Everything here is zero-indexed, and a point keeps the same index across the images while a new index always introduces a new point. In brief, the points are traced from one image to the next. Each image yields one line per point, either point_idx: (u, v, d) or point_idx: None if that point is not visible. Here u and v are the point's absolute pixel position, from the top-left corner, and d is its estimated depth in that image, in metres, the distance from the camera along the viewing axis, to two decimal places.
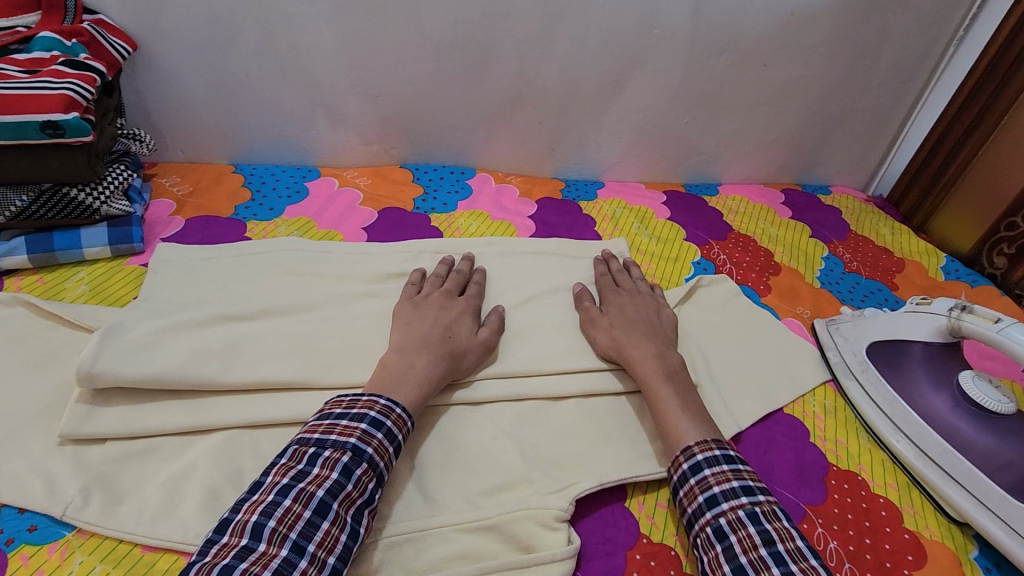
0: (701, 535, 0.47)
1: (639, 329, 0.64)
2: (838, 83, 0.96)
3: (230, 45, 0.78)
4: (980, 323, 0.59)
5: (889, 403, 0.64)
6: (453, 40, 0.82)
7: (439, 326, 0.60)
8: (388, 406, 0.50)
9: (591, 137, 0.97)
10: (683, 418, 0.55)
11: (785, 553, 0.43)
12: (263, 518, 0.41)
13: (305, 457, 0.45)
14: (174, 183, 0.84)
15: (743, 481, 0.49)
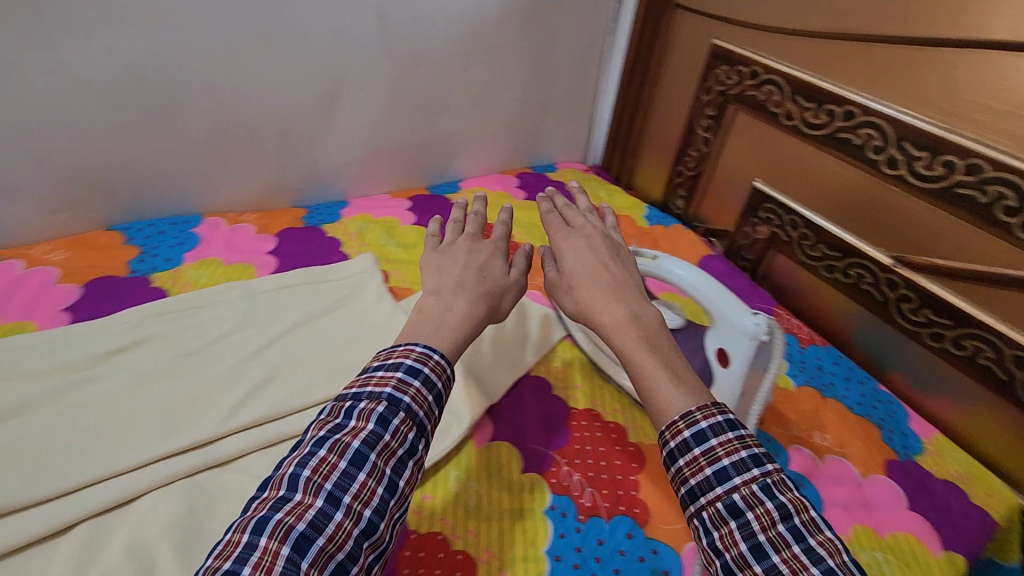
0: (708, 509, 0.45)
1: (610, 293, 0.60)
2: (532, 75, 1.09)
3: None
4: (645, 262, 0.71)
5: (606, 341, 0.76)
6: (126, 84, 0.76)
7: (473, 267, 0.63)
8: (425, 352, 0.51)
9: (321, 160, 0.97)
10: (671, 386, 0.51)
11: (803, 527, 0.42)
12: (299, 468, 0.43)
13: (343, 410, 0.47)
14: None
15: (751, 450, 0.46)
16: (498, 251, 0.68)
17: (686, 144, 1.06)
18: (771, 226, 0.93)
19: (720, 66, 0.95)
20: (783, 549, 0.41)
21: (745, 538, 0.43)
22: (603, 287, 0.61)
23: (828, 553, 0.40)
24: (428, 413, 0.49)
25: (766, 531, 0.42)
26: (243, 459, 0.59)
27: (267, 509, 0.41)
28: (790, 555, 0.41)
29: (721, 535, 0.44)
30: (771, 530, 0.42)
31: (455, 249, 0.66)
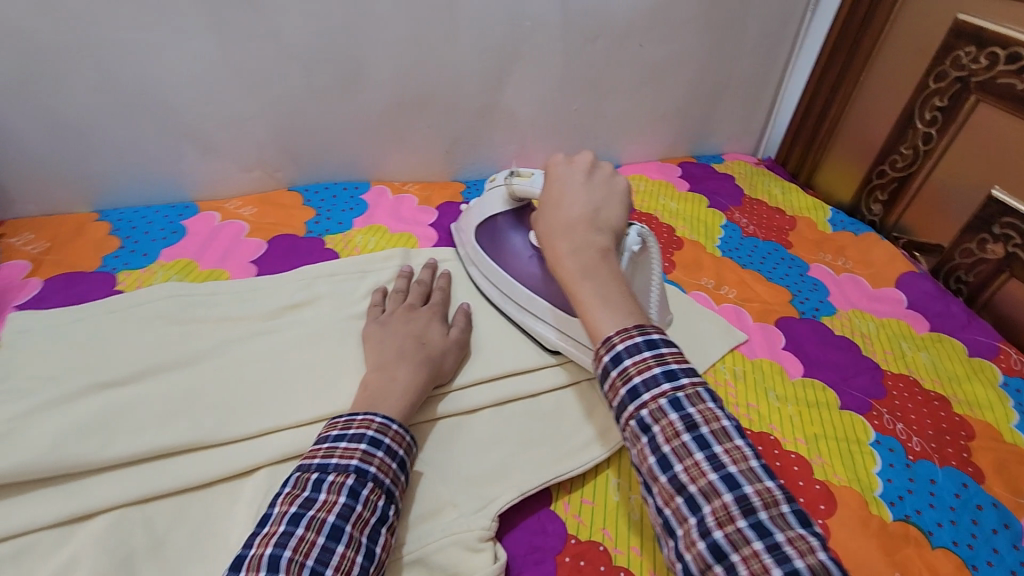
0: (626, 429, 0.43)
1: (572, 219, 0.55)
2: (713, 55, 0.98)
3: (65, 84, 0.69)
4: (522, 181, 0.67)
5: (492, 274, 0.71)
6: (318, 53, 0.77)
7: (415, 335, 0.61)
8: (385, 423, 0.50)
9: (484, 136, 0.94)
10: (600, 308, 0.48)
11: (709, 436, 0.40)
12: (278, 549, 0.40)
13: (310, 483, 0.45)
14: (26, 241, 0.74)
15: (667, 366, 0.43)
16: (437, 314, 0.66)
17: (897, 140, 0.93)
18: (1008, 245, 0.77)
19: (964, 46, 0.81)
20: (698, 477, 0.39)
21: (661, 466, 0.40)
22: (572, 215, 0.56)
23: (730, 460, 0.39)
24: (406, 453, 0.50)
25: (682, 462, 0.40)
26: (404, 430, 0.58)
27: None
28: (692, 470, 0.40)
29: (646, 471, 0.42)
30: (689, 462, 0.40)
31: (392, 319, 0.64)
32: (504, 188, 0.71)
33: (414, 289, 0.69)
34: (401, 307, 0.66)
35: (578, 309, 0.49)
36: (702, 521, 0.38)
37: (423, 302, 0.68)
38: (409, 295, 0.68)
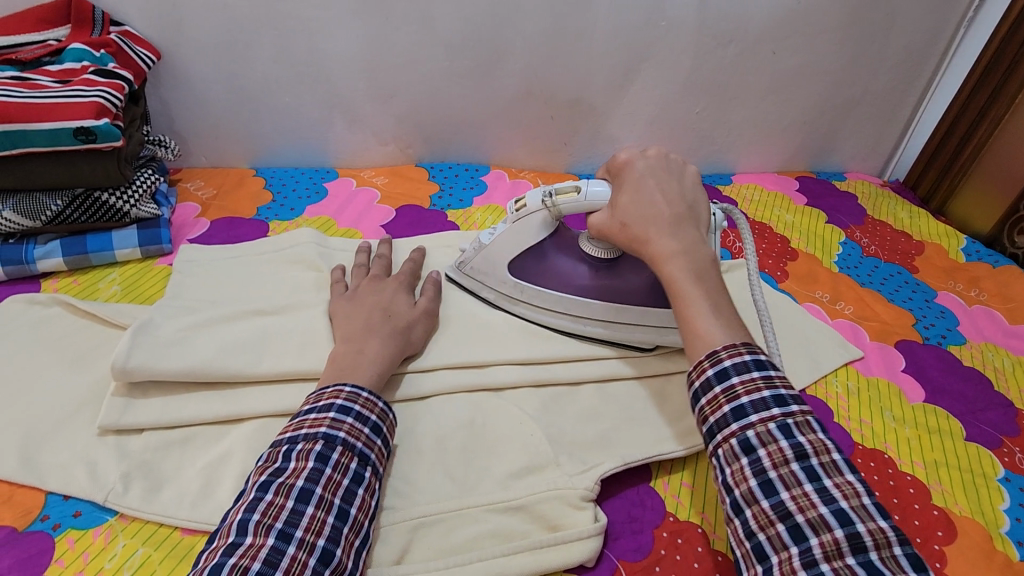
0: (723, 446, 0.40)
1: (665, 216, 0.53)
2: (849, 69, 0.95)
3: (248, 51, 0.79)
4: (569, 199, 0.60)
5: (559, 304, 0.65)
6: (464, 40, 0.82)
7: (381, 307, 0.60)
8: (355, 391, 0.49)
9: (603, 131, 0.96)
10: (711, 315, 0.46)
11: (819, 468, 0.37)
12: (248, 514, 0.41)
13: (279, 454, 0.45)
14: (198, 187, 0.85)
15: (776, 390, 0.41)
16: (404, 284, 0.64)
17: None
18: None
19: None
20: (807, 507, 0.36)
21: (763, 490, 0.38)
22: (668, 213, 0.53)
23: (842, 495, 0.36)
24: (380, 417, 0.49)
25: (790, 490, 0.37)
26: (514, 390, 0.61)
27: (218, 558, 0.38)
28: (800, 499, 0.37)
29: (740, 493, 0.39)
30: (797, 490, 0.37)
31: (359, 292, 0.62)
32: (545, 213, 0.63)
33: (377, 262, 0.68)
34: (366, 280, 0.64)
35: (684, 319, 0.47)
36: (806, 552, 0.35)
37: (387, 275, 0.67)
38: (372, 268, 0.67)
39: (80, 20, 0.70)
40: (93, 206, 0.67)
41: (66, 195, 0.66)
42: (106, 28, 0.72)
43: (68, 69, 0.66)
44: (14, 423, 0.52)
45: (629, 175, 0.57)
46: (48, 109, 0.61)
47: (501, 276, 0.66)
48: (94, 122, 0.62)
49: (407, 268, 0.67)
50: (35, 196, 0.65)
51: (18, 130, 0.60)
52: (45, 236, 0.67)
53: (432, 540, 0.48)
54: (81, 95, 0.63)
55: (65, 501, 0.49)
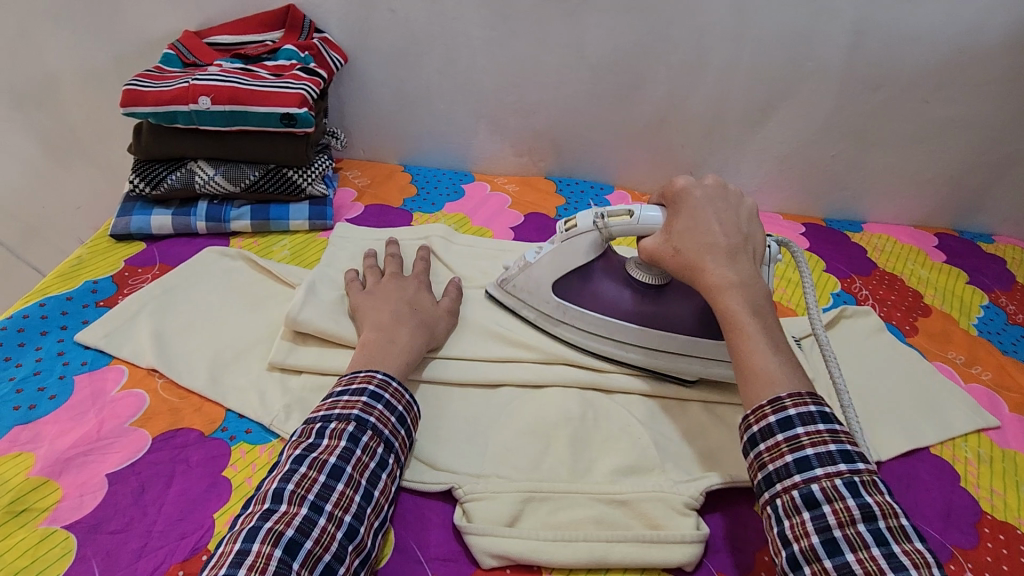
0: (782, 497, 0.43)
1: (730, 246, 0.54)
2: (1012, 126, 0.90)
3: (419, 62, 0.89)
4: (622, 222, 0.60)
5: (598, 323, 0.64)
6: (611, 65, 0.88)
7: (407, 302, 0.63)
8: (385, 379, 0.53)
9: (732, 165, 0.97)
10: (769, 353, 0.49)
11: (887, 532, 0.39)
12: (283, 484, 0.44)
13: (314, 432, 0.49)
14: (356, 175, 0.96)
15: (842, 447, 0.43)
16: (426, 283, 0.68)
17: None
18: None
19: None
20: (874, 571, 0.38)
21: (827, 549, 0.40)
22: (726, 243, 0.54)
23: (912, 564, 0.38)
24: (405, 408, 0.53)
25: (856, 552, 0.39)
26: (625, 396, 0.64)
27: (256, 521, 0.42)
28: (867, 563, 0.39)
29: (799, 549, 0.41)
30: (863, 554, 0.39)
31: (381, 288, 0.65)
32: (597, 234, 0.62)
33: (389, 263, 0.70)
34: (385, 278, 0.67)
35: (740, 354, 0.50)
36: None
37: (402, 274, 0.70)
38: (387, 267, 0.69)
39: (292, 26, 0.84)
40: (280, 179, 0.79)
41: (261, 168, 0.78)
42: (310, 33, 0.85)
43: (281, 66, 0.80)
44: (206, 349, 0.63)
45: (690, 204, 0.56)
46: (264, 96, 0.72)
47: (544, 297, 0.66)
48: (297, 110, 0.73)
49: (422, 266, 0.71)
50: (239, 166, 0.77)
51: (240, 111, 0.72)
52: (237, 201, 0.79)
53: (539, 515, 0.52)
54: (289, 87, 0.74)
55: (239, 419, 0.57)
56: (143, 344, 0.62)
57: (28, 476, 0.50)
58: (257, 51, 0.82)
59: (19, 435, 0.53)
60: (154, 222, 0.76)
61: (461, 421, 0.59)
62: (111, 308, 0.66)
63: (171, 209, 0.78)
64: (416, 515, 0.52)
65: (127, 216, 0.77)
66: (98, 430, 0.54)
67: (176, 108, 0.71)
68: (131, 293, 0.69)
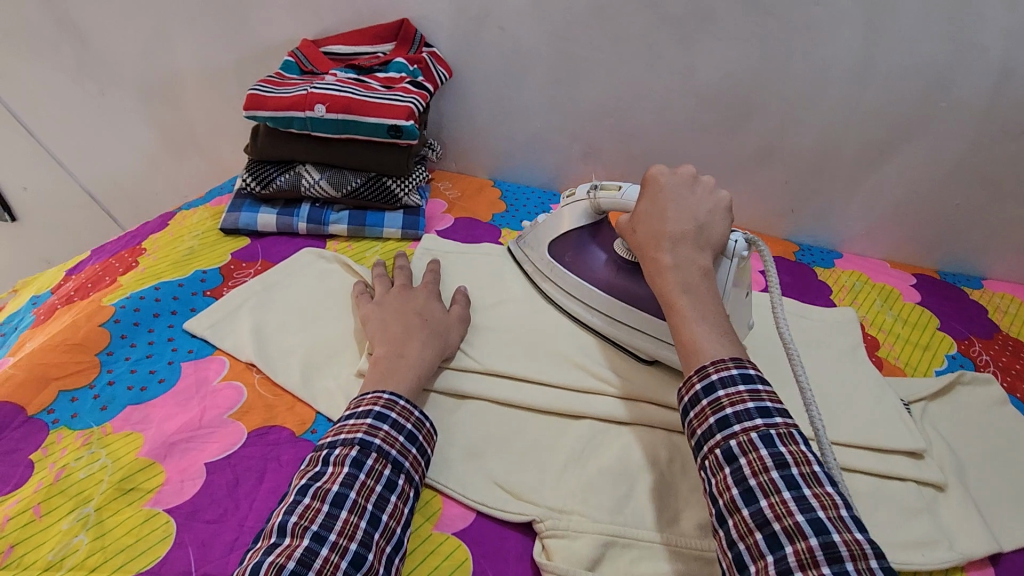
0: (710, 457, 0.44)
1: (675, 231, 0.56)
2: None
3: (521, 80, 0.90)
4: (609, 195, 0.67)
5: (573, 286, 0.71)
6: (719, 95, 0.85)
7: (420, 313, 0.64)
8: (391, 398, 0.52)
9: (838, 205, 0.92)
10: (698, 321, 0.51)
11: (799, 478, 0.40)
12: (286, 515, 0.43)
13: (319, 459, 0.48)
14: (447, 187, 0.97)
15: (738, 410, 0.44)
16: (433, 292, 0.68)
17: None
18: None
19: None
20: (783, 516, 0.39)
21: (743, 499, 0.41)
22: (673, 229, 0.57)
23: (819, 506, 0.38)
24: (416, 426, 0.52)
25: (768, 498, 0.40)
26: None
27: (259, 556, 0.41)
28: (777, 508, 0.39)
29: (724, 502, 0.42)
30: (775, 500, 0.39)
31: (390, 298, 0.66)
32: (587, 203, 0.71)
33: (399, 273, 0.71)
34: (393, 290, 0.67)
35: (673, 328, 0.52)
36: (780, 560, 0.37)
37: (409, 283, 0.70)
38: (398, 278, 0.70)
39: (404, 39, 0.86)
40: (380, 188, 0.81)
41: (363, 176, 0.80)
42: (420, 47, 0.87)
43: (391, 78, 0.82)
44: (300, 349, 0.64)
45: (652, 191, 0.60)
46: (375, 108, 0.74)
47: (541, 253, 0.75)
48: (405, 123, 0.75)
49: (431, 277, 0.71)
50: (343, 173, 0.80)
51: (352, 120, 0.74)
52: (337, 205, 0.82)
53: (621, 564, 0.50)
54: (399, 100, 0.76)
55: (328, 422, 0.58)
56: (243, 338, 0.64)
57: (138, 455, 0.52)
58: (370, 63, 0.85)
59: (131, 414, 0.56)
60: (260, 220, 0.80)
61: (545, 452, 0.58)
62: (217, 299, 0.70)
63: (276, 209, 0.81)
64: (497, 544, 0.51)
65: (237, 212, 0.81)
66: (201, 418, 0.56)
67: (294, 114, 0.75)
68: (235, 286, 0.72)
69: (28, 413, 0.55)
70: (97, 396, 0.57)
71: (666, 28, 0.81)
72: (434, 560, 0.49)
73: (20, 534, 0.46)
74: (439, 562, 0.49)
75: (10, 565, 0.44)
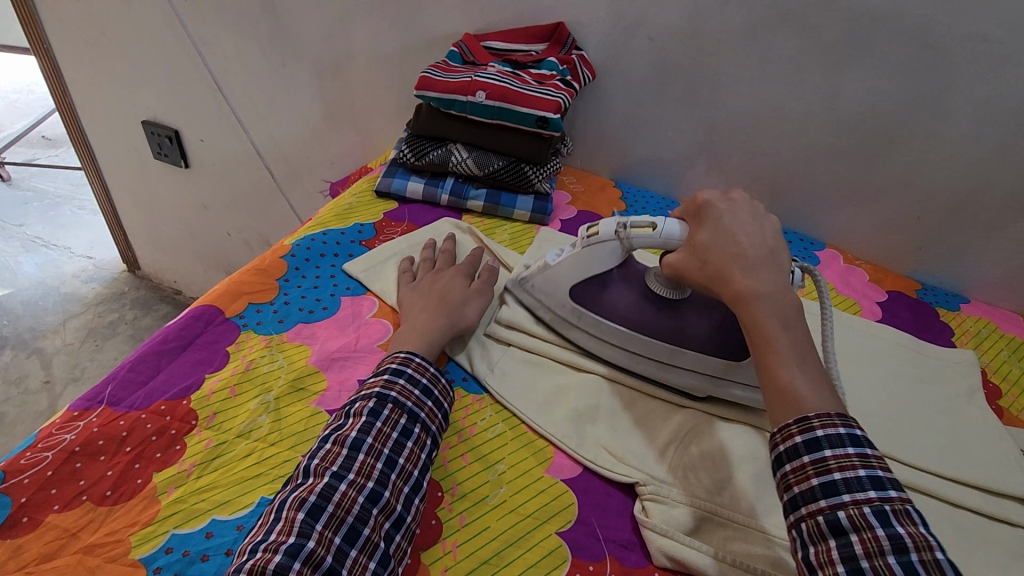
0: (807, 521, 0.42)
1: (753, 257, 0.55)
2: None
3: (659, 90, 0.94)
4: (645, 234, 0.63)
5: (610, 332, 0.68)
6: (861, 122, 0.85)
7: (441, 293, 0.68)
8: (407, 358, 0.58)
9: (972, 250, 0.89)
10: (794, 367, 0.48)
11: (919, 565, 0.38)
12: (310, 457, 0.49)
13: (342, 412, 0.53)
14: (572, 182, 1.04)
15: (872, 471, 0.42)
16: (465, 272, 0.73)
17: None
18: None
19: None
20: None
21: None
22: (748, 255, 0.55)
23: None
24: (430, 381, 0.57)
25: (870, 562, 0.39)
26: None
27: (286, 491, 0.47)
28: None
29: (814, 553, 0.41)
30: None
31: (422, 283, 0.71)
32: (617, 242, 0.66)
33: (441, 256, 0.76)
34: (429, 273, 0.73)
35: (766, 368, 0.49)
36: None
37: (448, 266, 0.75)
38: (438, 261, 0.75)
39: (556, 41, 0.94)
40: (518, 173, 0.88)
41: (504, 159, 0.88)
42: (570, 49, 0.94)
43: (542, 74, 0.90)
44: None
45: (713, 218, 0.59)
46: (527, 98, 0.82)
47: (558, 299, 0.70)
48: (553, 116, 0.82)
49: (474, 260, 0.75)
50: (487, 154, 0.88)
51: (506, 109, 0.83)
52: (477, 183, 0.90)
53: (710, 534, 0.53)
54: (549, 94, 0.83)
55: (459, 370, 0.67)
56: (391, 284, 0.74)
57: (306, 363, 0.62)
58: (525, 59, 0.93)
59: (301, 330, 0.67)
60: (409, 187, 0.90)
61: (648, 428, 0.63)
62: (371, 249, 0.80)
63: (424, 179, 0.91)
64: (602, 497, 0.56)
65: (390, 178, 0.91)
66: (355, 343, 0.66)
67: (456, 98, 0.84)
68: (386, 241, 0.82)
69: (225, 314, 0.67)
70: (276, 311, 0.68)
71: (816, 52, 0.83)
72: (544, 498, 0.55)
73: (219, 406, 0.56)
74: (548, 500, 0.55)
75: (212, 427, 0.55)
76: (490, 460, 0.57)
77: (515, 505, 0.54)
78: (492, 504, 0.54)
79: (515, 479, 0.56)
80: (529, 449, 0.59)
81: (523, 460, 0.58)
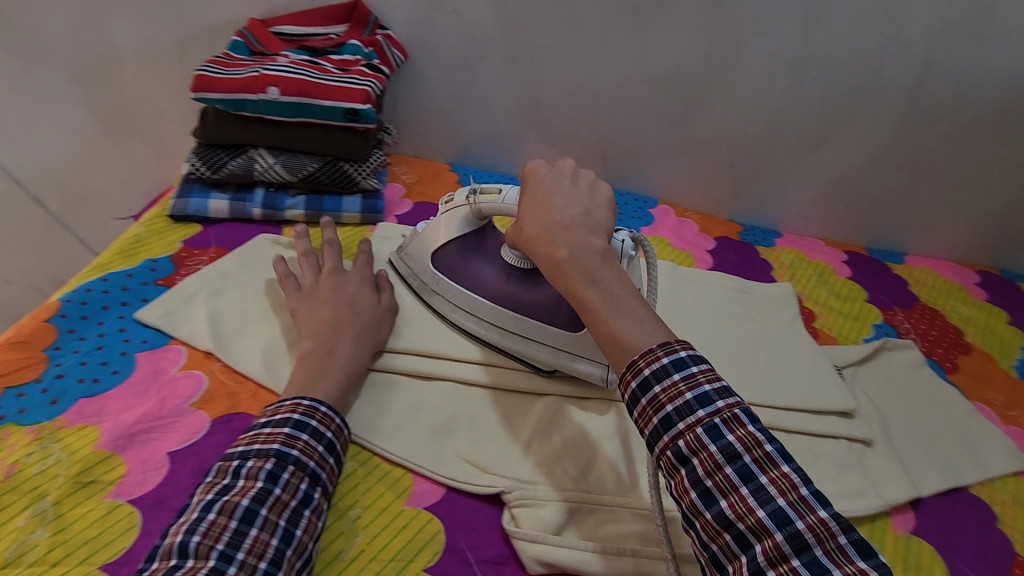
0: (662, 458, 0.41)
1: (568, 219, 0.50)
2: None
3: (477, 66, 0.90)
4: (491, 199, 0.62)
5: (460, 300, 0.66)
6: (670, 81, 0.88)
7: (349, 304, 0.62)
8: (313, 406, 0.51)
9: (777, 189, 0.98)
10: (621, 317, 0.44)
11: (753, 467, 0.38)
12: (189, 534, 0.41)
13: (231, 470, 0.46)
14: (404, 171, 0.97)
15: (700, 388, 0.41)
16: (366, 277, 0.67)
17: None
18: None
19: None
20: (744, 514, 0.37)
21: (704, 502, 0.38)
22: (564, 219, 0.50)
23: (777, 493, 0.37)
24: (336, 433, 0.51)
25: (728, 498, 0.38)
26: None
27: None
28: (738, 506, 0.37)
29: (687, 506, 0.39)
30: (733, 497, 0.38)
31: (318, 289, 0.64)
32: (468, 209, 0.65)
33: (326, 251, 0.68)
34: (322, 274, 0.65)
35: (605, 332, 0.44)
36: (753, 560, 0.36)
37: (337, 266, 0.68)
38: (323, 258, 0.67)
39: (357, 22, 0.85)
40: (337, 172, 0.80)
41: (319, 160, 0.79)
42: (374, 29, 0.86)
43: (346, 60, 0.81)
44: (258, 337, 0.63)
45: (536, 186, 0.54)
46: (329, 90, 0.73)
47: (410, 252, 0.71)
48: (362, 106, 0.74)
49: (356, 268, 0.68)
50: (298, 157, 0.79)
51: (307, 104, 0.73)
52: (293, 190, 0.80)
53: (579, 525, 0.52)
54: (354, 83, 0.75)
55: None
56: (200, 326, 0.63)
57: (94, 448, 0.51)
58: (324, 45, 0.83)
59: (84, 407, 0.54)
60: (212, 206, 0.78)
61: (510, 427, 0.60)
62: (169, 288, 0.68)
63: (228, 194, 0.79)
64: (469, 515, 0.53)
65: (185, 197, 0.78)
66: (160, 408, 0.55)
67: (245, 97, 0.73)
68: (189, 274, 0.70)
69: None
70: (45, 390, 0.55)
71: (620, 15, 0.83)
72: (407, 535, 0.50)
73: None
74: (412, 536, 0.50)
75: None
76: (342, 507, 0.51)
77: (374, 552, 0.49)
78: (349, 558, 0.48)
79: (373, 521, 0.51)
80: (386, 482, 0.54)
81: (380, 497, 0.53)
